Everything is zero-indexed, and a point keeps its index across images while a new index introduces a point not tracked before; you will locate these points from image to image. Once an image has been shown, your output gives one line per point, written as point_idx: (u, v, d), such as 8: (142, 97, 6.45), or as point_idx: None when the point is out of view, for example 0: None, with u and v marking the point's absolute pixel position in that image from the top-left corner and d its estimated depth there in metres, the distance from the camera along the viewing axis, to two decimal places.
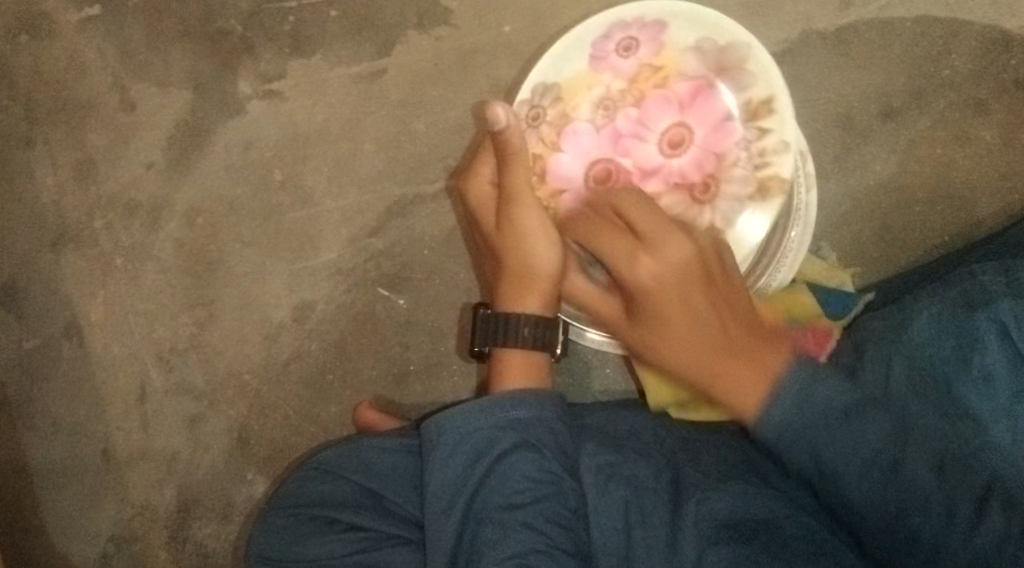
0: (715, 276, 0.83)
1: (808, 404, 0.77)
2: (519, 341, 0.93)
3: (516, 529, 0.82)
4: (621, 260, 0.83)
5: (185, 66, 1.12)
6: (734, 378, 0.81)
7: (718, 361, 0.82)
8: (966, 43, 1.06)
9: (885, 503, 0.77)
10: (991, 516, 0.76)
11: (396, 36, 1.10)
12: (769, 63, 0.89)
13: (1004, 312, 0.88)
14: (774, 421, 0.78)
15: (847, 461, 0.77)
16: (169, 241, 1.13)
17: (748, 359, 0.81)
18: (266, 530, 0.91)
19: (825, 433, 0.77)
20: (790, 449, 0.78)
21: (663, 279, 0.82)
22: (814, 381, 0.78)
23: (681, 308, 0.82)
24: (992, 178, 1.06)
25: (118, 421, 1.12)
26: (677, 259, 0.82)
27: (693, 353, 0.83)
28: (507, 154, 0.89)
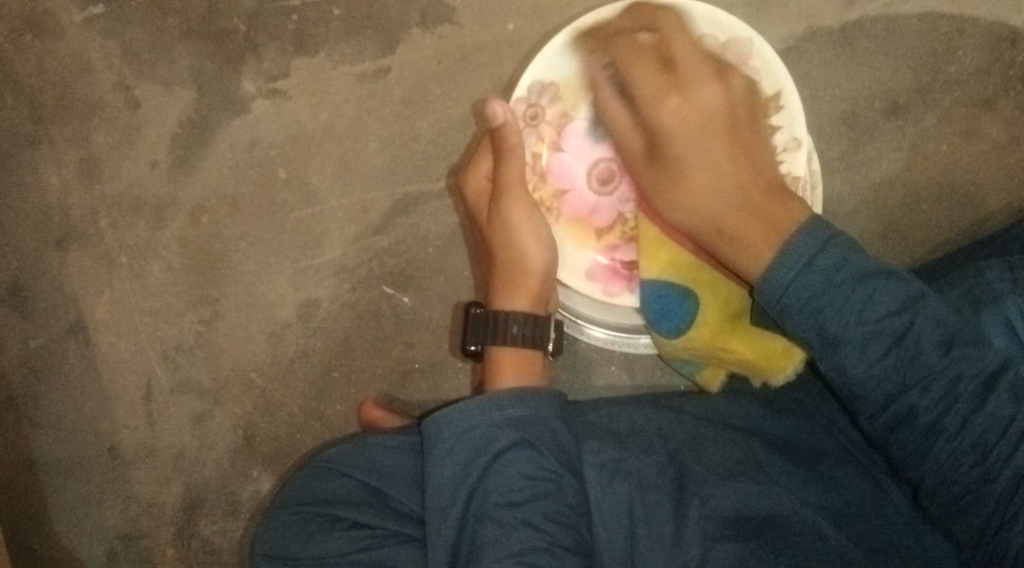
0: (741, 139, 0.92)
1: (821, 255, 0.83)
2: (509, 341, 0.96)
3: (514, 527, 0.83)
4: (649, 97, 0.91)
5: (189, 65, 1.13)
6: (743, 230, 0.89)
7: (737, 218, 0.90)
8: (971, 40, 1.06)
9: (887, 375, 0.82)
10: (996, 398, 0.80)
11: (400, 35, 1.11)
12: (771, 56, 0.94)
13: (1009, 309, 0.90)
14: (784, 279, 0.84)
15: (853, 331, 0.82)
16: (174, 239, 1.13)
17: (759, 219, 0.89)
18: (271, 528, 0.91)
19: (837, 297, 0.82)
20: (791, 303, 0.84)
21: (683, 129, 0.91)
22: (826, 245, 0.84)
23: (702, 155, 0.91)
24: (996, 176, 1.06)
25: (124, 419, 1.12)
26: (706, 108, 0.91)
27: (711, 198, 0.91)
28: (503, 149, 0.94)
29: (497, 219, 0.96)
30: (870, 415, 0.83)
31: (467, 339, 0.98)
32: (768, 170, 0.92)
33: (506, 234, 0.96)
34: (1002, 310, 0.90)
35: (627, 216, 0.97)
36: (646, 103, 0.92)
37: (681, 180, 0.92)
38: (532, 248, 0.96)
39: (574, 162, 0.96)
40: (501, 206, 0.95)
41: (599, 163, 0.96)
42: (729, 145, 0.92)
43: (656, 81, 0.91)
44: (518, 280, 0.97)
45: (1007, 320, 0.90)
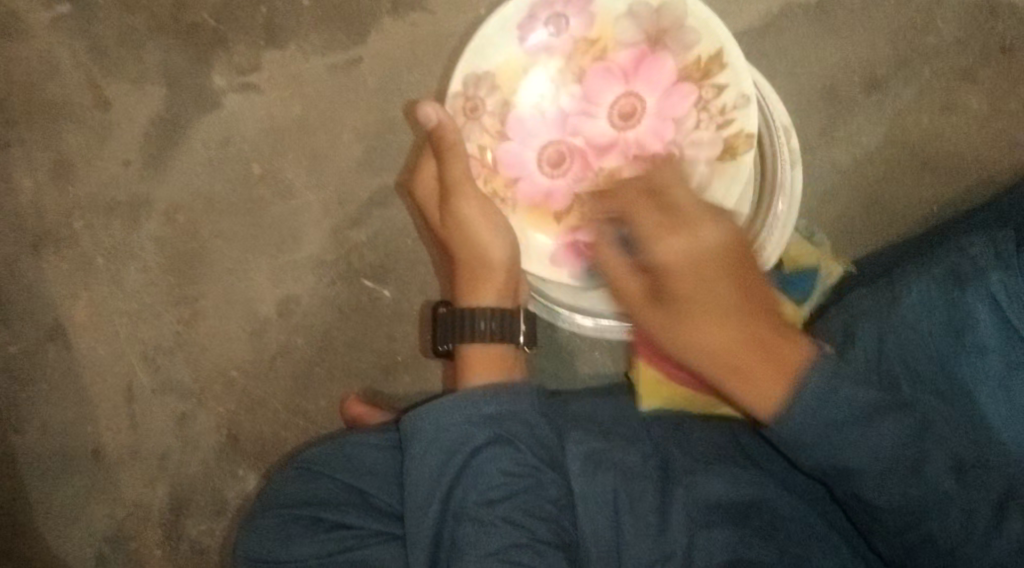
0: (747, 272, 0.83)
1: (840, 385, 0.75)
2: (480, 337, 0.95)
3: (496, 524, 0.82)
4: (648, 233, 0.82)
5: (158, 62, 1.11)
6: (750, 369, 0.80)
7: (749, 349, 0.80)
8: (950, 10, 1.05)
9: (908, 501, 0.75)
10: (1013, 519, 0.73)
11: (370, 23, 1.09)
12: (708, 17, 0.90)
13: (994, 285, 0.87)
14: (795, 420, 0.76)
15: (869, 463, 0.75)
16: (149, 238, 1.11)
17: (770, 360, 0.79)
18: (252, 531, 0.91)
19: (847, 435, 0.75)
20: (804, 445, 0.76)
21: (682, 259, 0.81)
22: (832, 383, 0.76)
23: (699, 283, 0.81)
24: (981, 146, 1.04)
25: (107, 422, 1.11)
26: (711, 245, 0.82)
27: (724, 331, 0.81)
28: (444, 151, 0.92)
29: (453, 221, 0.94)
30: (887, 540, 0.77)
31: (438, 338, 0.97)
32: (773, 315, 0.82)
33: (464, 235, 0.94)
34: (984, 284, 0.88)
35: (581, 196, 0.94)
36: (646, 229, 0.83)
37: (655, 237, 0.82)
38: (490, 243, 0.94)
39: (522, 148, 0.94)
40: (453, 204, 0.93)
41: (546, 146, 0.94)
42: (736, 274, 0.82)
43: (660, 219, 0.83)
44: (482, 274, 0.95)
45: (991, 295, 0.87)
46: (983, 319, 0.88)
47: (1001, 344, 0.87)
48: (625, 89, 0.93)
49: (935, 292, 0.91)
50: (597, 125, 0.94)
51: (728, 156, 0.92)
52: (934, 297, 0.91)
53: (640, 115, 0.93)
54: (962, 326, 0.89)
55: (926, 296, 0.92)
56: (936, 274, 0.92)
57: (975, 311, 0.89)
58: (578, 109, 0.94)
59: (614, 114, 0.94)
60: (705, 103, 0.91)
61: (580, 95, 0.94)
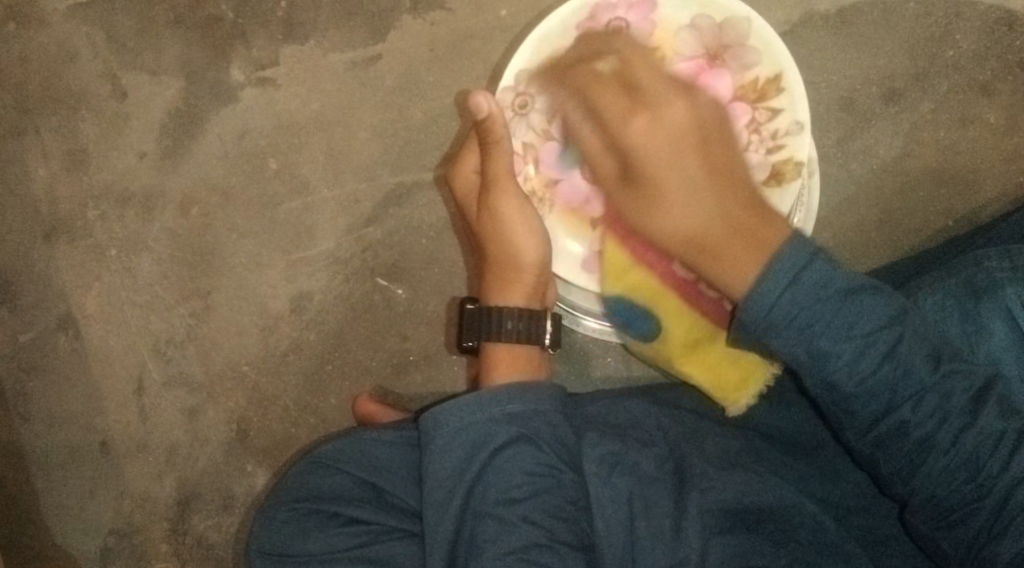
0: (719, 166, 0.87)
1: (808, 276, 0.77)
2: (505, 337, 0.95)
3: (516, 524, 0.83)
4: (610, 110, 0.87)
5: (177, 54, 1.11)
6: (728, 255, 0.83)
7: (723, 235, 0.84)
8: (969, 24, 1.05)
9: (879, 380, 0.77)
10: (987, 411, 0.77)
11: (390, 21, 1.09)
12: (770, 38, 0.92)
13: (1010, 298, 0.89)
14: (766, 301, 0.78)
15: (843, 345, 0.77)
16: (163, 231, 1.11)
17: (744, 246, 0.82)
18: (267, 526, 0.91)
19: (825, 312, 0.77)
20: (779, 330, 0.78)
21: (670, 161, 0.86)
22: (812, 260, 0.78)
23: (678, 175, 0.86)
24: (997, 160, 1.05)
25: (116, 415, 1.11)
26: (674, 123, 0.86)
27: (693, 208, 0.85)
28: (490, 144, 0.91)
29: (488, 216, 0.94)
30: (858, 431, 0.79)
31: (464, 336, 0.98)
32: (745, 196, 0.86)
33: (499, 231, 0.94)
34: (1000, 297, 0.89)
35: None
36: (642, 131, 0.86)
37: (651, 112, 0.86)
38: (523, 241, 0.94)
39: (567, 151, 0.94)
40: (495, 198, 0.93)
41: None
42: (694, 158, 0.86)
43: (624, 106, 0.87)
44: (510, 275, 0.96)
45: (1008, 309, 0.89)
46: (997, 332, 0.89)
47: (1015, 358, 0.88)
48: None
49: (950, 302, 0.91)
50: None
51: (773, 181, 0.92)
52: (949, 307, 0.91)
53: None
54: (975, 338, 0.89)
55: (940, 307, 0.91)
56: (954, 285, 0.91)
57: (989, 323, 0.89)
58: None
59: None
60: (757, 125, 0.92)
61: None
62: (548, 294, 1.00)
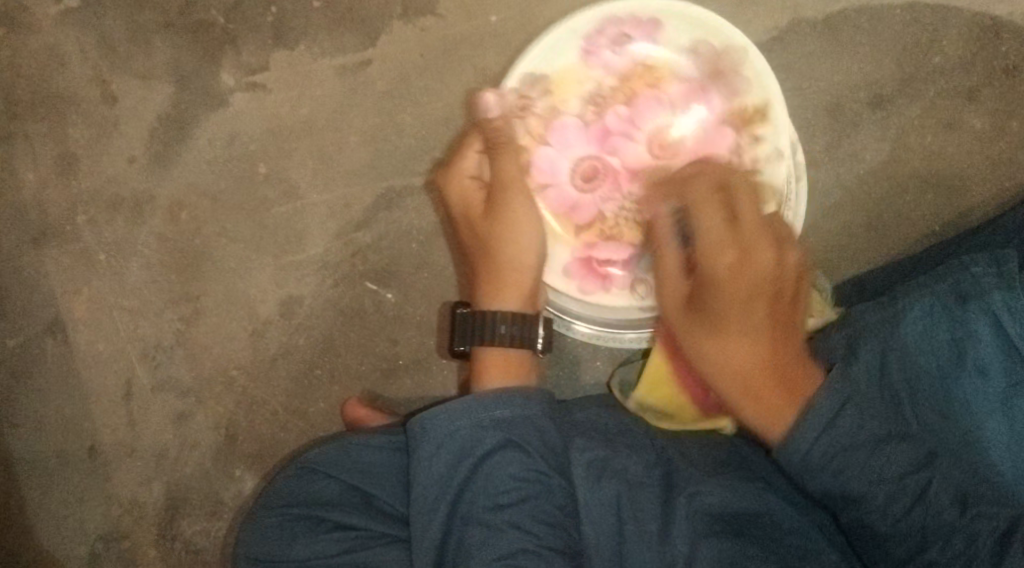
0: (782, 308, 0.87)
1: (844, 416, 0.80)
2: (497, 340, 0.95)
3: (503, 529, 0.83)
4: (710, 250, 0.86)
5: (167, 59, 1.11)
6: (765, 393, 0.85)
7: (761, 373, 0.85)
8: (956, 30, 1.06)
9: (908, 527, 0.78)
10: (1014, 557, 0.75)
11: (380, 26, 1.09)
12: (763, 70, 0.96)
13: (996, 304, 0.89)
14: (802, 445, 0.80)
15: (870, 486, 0.79)
16: (153, 235, 1.11)
17: (782, 393, 0.84)
18: (255, 531, 0.91)
19: (853, 457, 0.79)
20: (813, 472, 0.80)
21: (732, 292, 0.86)
22: (839, 414, 0.80)
23: (739, 311, 0.86)
24: (983, 166, 1.06)
25: (104, 420, 1.11)
26: (753, 274, 0.85)
27: (742, 350, 0.86)
28: (501, 145, 0.95)
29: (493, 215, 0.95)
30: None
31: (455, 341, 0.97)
32: (795, 347, 0.87)
33: (499, 233, 0.95)
34: (986, 303, 0.89)
35: (606, 215, 0.99)
36: (722, 271, 0.86)
37: (739, 262, 0.85)
38: (526, 241, 0.96)
39: (558, 156, 0.98)
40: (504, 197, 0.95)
41: (583, 160, 0.98)
42: (770, 311, 0.86)
43: (772, 256, 0.86)
44: (505, 277, 0.96)
45: (993, 314, 0.89)
46: (984, 337, 0.89)
47: (1001, 364, 0.88)
48: (668, 121, 0.98)
49: (939, 307, 0.91)
50: (633, 151, 0.98)
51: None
52: (938, 313, 0.91)
53: (674, 148, 0.98)
54: (963, 344, 0.90)
55: (929, 312, 0.91)
56: (941, 291, 0.92)
57: (977, 329, 0.90)
58: (621, 129, 0.98)
59: (653, 142, 0.98)
60: (740, 151, 0.97)
61: (626, 117, 0.98)
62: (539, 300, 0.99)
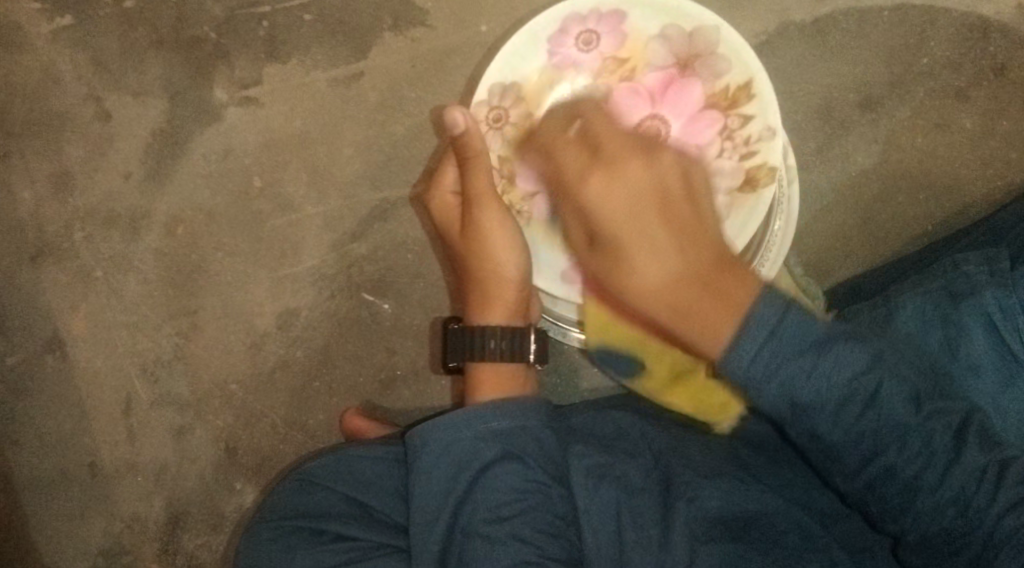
0: (678, 214, 0.83)
1: (784, 340, 0.75)
2: (490, 356, 0.96)
3: (504, 541, 0.83)
4: (576, 181, 0.85)
5: (159, 76, 1.11)
6: (705, 318, 0.79)
7: (687, 293, 0.80)
8: (944, 31, 1.06)
9: (863, 428, 0.76)
10: (970, 451, 0.77)
11: (371, 39, 1.10)
12: (740, 45, 0.92)
13: (988, 302, 0.89)
14: (742, 360, 0.75)
15: (826, 395, 0.75)
16: (149, 251, 1.12)
17: (715, 296, 0.79)
18: (254, 542, 0.91)
19: (800, 365, 0.75)
20: (763, 388, 0.75)
21: (629, 201, 0.83)
22: (788, 317, 0.75)
23: (637, 231, 0.82)
24: (975, 164, 1.06)
25: (104, 435, 1.11)
26: (634, 185, 0.83)
27: (659, 272, 0.81)
28: (468, 159, 0.92)
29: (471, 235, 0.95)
30: (846, 476, 0.78)
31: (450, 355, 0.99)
32: (712, 241, 0.83)
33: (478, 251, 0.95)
34: (978, 301, 0.90)
35: None
36: (594, 195, 0.84)
37: (604, 169, 0.84)
38: (504, 256, 0.94)
39: None
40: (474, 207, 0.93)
41: None
42: (673, 220, 0.83)
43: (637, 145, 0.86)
44: (490, 292, 0.96)
45: (987, 313, 0.89)
46: (977, 337, 0.90)
47: (994, 364, 0.89)
48: (651, 112, 0.94)
49: (931, 306, 0.92)
50: None
51: (749, 188, 0.92)
52: (930, 311, 0.92)
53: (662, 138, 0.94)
54: (957, 342, 0.90)
55: (922, 311, 0.92)
56: (933, 290, 0.92)
57: (969, 328, 0.90)
58: None
59: None
60: (728, 132, 0.93)
61: None
62: (529, 310, 1.00)
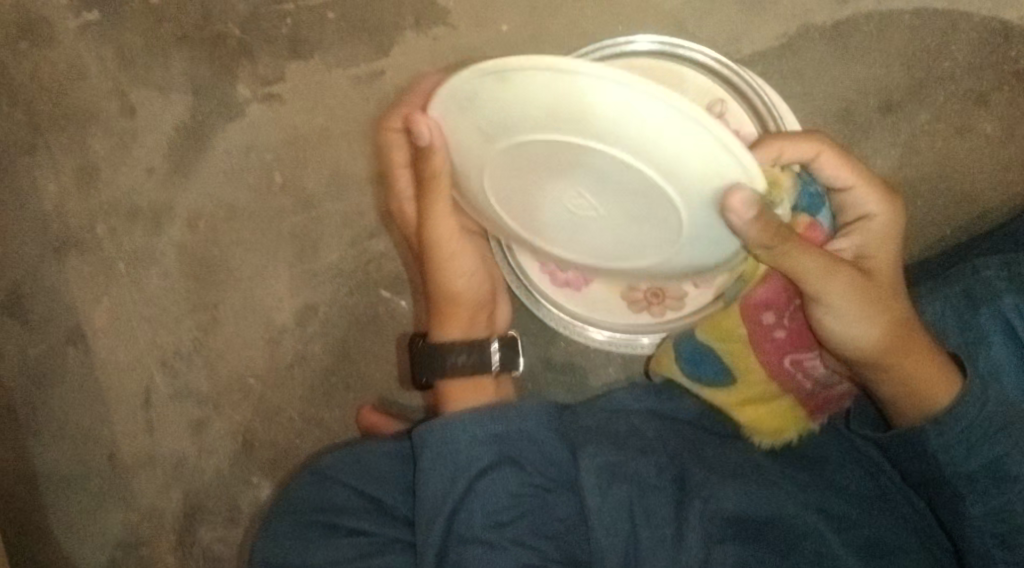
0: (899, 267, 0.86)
1: (988, 400, 0.82)
2: (452, 371, 0.96)
3: (505, 545, 0.86)
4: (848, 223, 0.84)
5: (185, 72, 1.12)
6: (920, 372, 0.84)
7: (900, 348, 0.84)
8: (966, 35, 1.06)
9: None
10: None
11: (393, 37, 1.11)
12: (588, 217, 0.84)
13: (1008, 308, 0.91)
14: (969, 413, 0.81)
15: (1019, 470, 0.81)
16: (171, 245, 1.13)
17: (924, 358, 0.84)
18: (269, 536, 0.92)
19: (1000, 441, 0.81)
20: (976, 453, 0.81)
21: (882, 247, 0.86)
22: (987, 388, 0.83)
23: (888, 280, 0.85)
24: (994, 170, 1.06)
25: (124, 427, 1.12)
26: (880, 235, 0.87)
27: (903, 344, 0.84)
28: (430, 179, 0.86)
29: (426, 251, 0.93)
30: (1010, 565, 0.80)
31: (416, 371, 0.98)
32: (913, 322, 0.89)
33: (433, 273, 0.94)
34: (998, 306, 0.91)
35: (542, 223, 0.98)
36: (843, 294, 0.82)
37: (857, 231, 0.87)
38: (457, 273, 0.94)
39: None
40: (424, 208, 0.89)
41: None
42: (904, 300, 0.86)
43: (879, 192, 0.87)
44: (442, 310, 0.96)
45: (1004, 318, 0.91)
46: (996, 343, 0.90)
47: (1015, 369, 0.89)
48: None
49: (949, 311, 0.92)
50: None
51: None
52: (948, 317, 0.92)
53: None
54: (977, 349, 0.90)
55: (940, 317, 0.92)
56: (952, 294, 0.92)
57: (988, 334, 0.90)
58: None
59: None
60: None
61: None
62: (493, 317, 1.02)
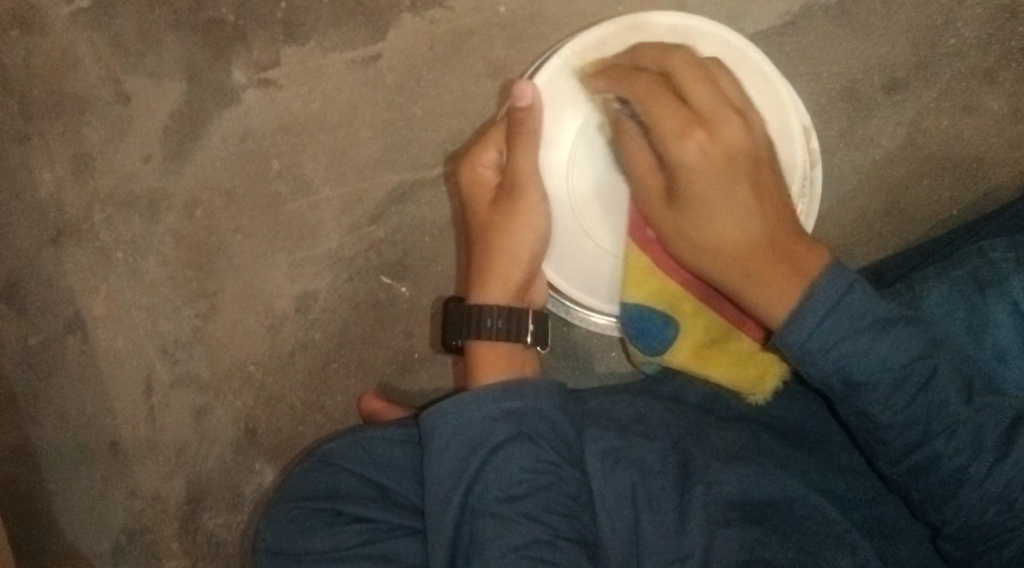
0: (760, 174, 0.87)
1: (853, 303, 0.79)
2: (486, 335, 0.94)
3: (517, 520, 0.84)
4: (670, 134, 0.86)
5: (179, 57, 1.11)
6: (767, 275, 0.84)
7: (752, 255, 0.85)
8: (972, 11, 1.05)
9: (913, 412, 0.79)
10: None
11: (390, 20, 1.09)
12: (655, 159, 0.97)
13: (1015, 291, 0.89)
14: (803, 332, 0.79)
15: (880, 375, 0.78)
16: (169, 233, 1.12)
17: (782, 279, 0.83)
18: (272, 524, 0.92)
19: (864, 343, 0.78)
20: (822, 356, 0.79)
21: (712, 168, 0.86)
22: (852, 292, 0.79)
23: (733, 194, 0.86)
24: (998, 148, 1.05)
25: (125, 416, 1.12)
26: (728, 145, 0.86)
27: (739, 228, 0.86)
28: (521, 134, 0.93)
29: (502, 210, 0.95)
30: (891, 460, 0.80)
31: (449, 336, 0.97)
32: (790, 225, 0.87)
33: (505, 220, 0.95)
34: (1004, 290, 0.90)
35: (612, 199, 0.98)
36: (679, 155, 0.86)
37: (710, 135, 0.86)
38: (524, 238, 0.95)
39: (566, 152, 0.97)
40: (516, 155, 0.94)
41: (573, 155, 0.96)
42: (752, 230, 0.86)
43: (723, 100, 0.87)
44: (493, 270, 0.95)
45: (1013, 301, 0.89)
46: (1003, 326, 0.89)
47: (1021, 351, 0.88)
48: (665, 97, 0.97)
49: (956, 294, 0.91)
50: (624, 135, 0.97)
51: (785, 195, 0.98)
52: (955, 298, 0.91)
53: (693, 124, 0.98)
54: (980, 332, 0.89)
55: (946, 298, 0.91)
56: (960, 278, 0.91)
57: (995, 317, 0.89)
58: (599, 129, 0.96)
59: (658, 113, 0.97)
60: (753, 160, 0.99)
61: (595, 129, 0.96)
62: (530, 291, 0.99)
